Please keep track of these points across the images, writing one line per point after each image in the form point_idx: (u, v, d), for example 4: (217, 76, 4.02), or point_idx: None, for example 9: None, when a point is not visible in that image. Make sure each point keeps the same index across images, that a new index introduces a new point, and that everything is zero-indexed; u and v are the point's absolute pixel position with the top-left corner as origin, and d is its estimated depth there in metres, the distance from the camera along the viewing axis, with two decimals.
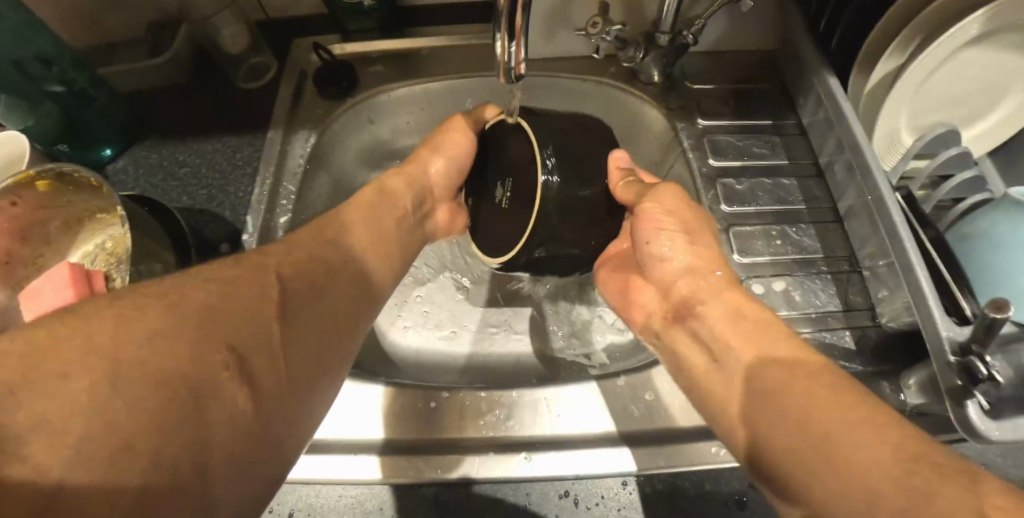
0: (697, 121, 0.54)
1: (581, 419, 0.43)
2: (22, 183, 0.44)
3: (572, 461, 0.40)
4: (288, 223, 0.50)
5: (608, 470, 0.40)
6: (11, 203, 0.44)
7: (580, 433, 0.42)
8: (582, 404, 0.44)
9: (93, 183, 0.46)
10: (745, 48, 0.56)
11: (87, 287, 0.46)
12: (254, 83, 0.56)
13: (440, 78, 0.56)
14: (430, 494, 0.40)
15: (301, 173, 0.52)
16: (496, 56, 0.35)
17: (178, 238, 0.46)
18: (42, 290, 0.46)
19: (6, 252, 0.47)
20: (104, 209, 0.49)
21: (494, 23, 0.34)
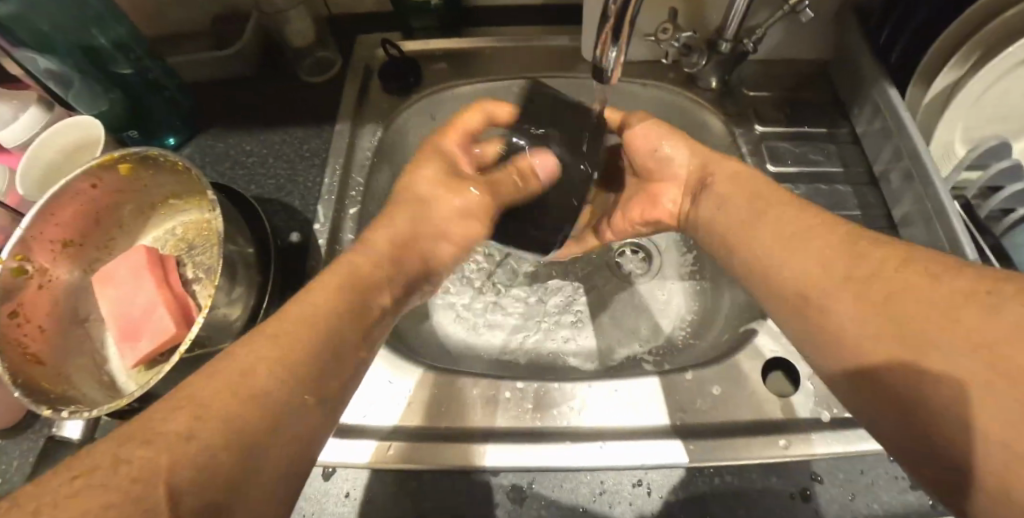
0: (754, 127, 0.55)
1: (631, 413, 0.44)
2: (105, 166, 0.45)
3: (628, 452, 0.41)
4: (357, 214, 0.50)
5: (655, 461, 0.41)
6: (92, 185, 0.45)
7: (629, 426, 0.43)
8: (635, 399, 0.45)
9: (173, 170, 0.47)
10: (799, 57, 0.58)
11: (162, 270, 0.47)
12: (319, 77, 0.57)
13: (503, 77, 0.57)
14: (508, 481, 0.41)
15: (369, 165, 0.52)
16: (597, 59, 0.38)
17: (254, 225, 0.46)
18: (118, 272, 0.47)
19: (81, 235, 0.48)
20: (178, 195, 0.50)
21: (598, 28, 0.36)
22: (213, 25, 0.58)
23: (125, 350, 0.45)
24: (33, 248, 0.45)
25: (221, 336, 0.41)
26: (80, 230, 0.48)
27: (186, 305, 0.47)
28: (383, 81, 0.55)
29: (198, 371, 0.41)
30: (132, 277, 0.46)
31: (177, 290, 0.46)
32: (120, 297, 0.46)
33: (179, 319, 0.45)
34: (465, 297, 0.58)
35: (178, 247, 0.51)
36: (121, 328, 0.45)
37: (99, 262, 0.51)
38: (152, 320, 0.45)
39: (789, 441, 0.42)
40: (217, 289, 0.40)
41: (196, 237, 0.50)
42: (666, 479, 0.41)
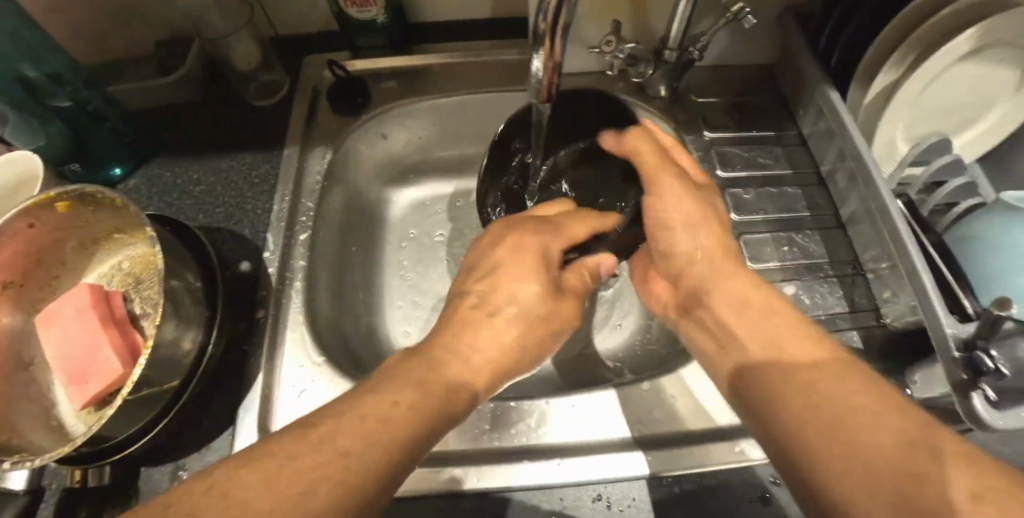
0: (703, 133, 0.56)
1: (599, 428, 0.44)
2: (40, 205, 0.43)
3: (593, 466, 0.42)
4: (309, 239, 0.50)
5: (622, 474, 0.41)
6: (29, 224, 0.44)
7: (593, 441, 0.44)
8: (603, 415, 0.45)
9: (115, 204, 0.46)
10: (746, 62, 0.59)
11: (108, 308, 0.46)
12: (268, 99, 0.56)
13: (453, 93, 0.56)
14: (467, 504, 0.41)
15: (320, 189, 0.52)
16: (534, 71, 0.37)
17: (203, 257, 0.46)
18: (61, 313, 0.46)
19: (22, 275, 0.47)
20: (121, 230, 0.49)
21: (534, 42, 0.35)
22: (157, 52, 0.57)
23: (71, 393, 0.44)
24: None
25: (168, 375, 0.40)
26: (18, 270, 0.47)
27: (134, 343, 0.45)
28: (333, 102, 0.55)
29: (144, 412, 0.40)
30: (75, 318, 0.45)
31: (123, 328, 0.45)
32: (63, 338, 0.45)
33: (125, 358, 0.44)
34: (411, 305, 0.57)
35: (125, 283, 0.50)
36: (65, 371, 0.44)
37: (42, 301, 0.49)
38: (97, 360, 0.44)
39: (745, 446, 0.42)
40: (161, 327, 0.39)
41: (143, 270, 0.49)
42: (639, 492, 0.41)
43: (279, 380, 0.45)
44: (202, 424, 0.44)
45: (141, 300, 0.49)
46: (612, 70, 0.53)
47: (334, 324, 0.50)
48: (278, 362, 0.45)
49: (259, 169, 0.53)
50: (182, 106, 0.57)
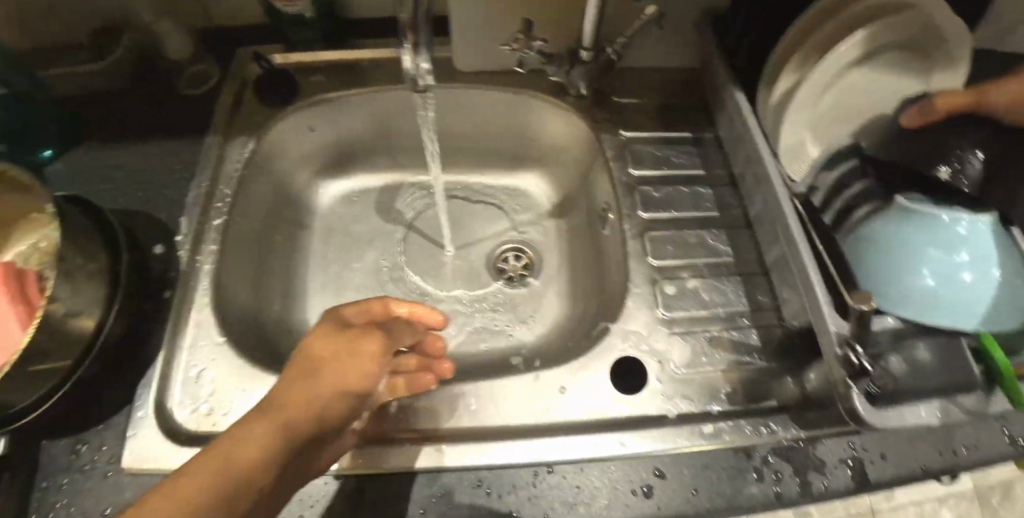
0: (619, 133, 0.56)
1: (557, 410, 0.45)
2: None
3: (495, 452, 0.43)
4: (224, 225, 0.51)
5: (579, 455, 0.43)
6: None
7: (557, 422, 0.45)
8: (596, 395, 0.46)
9: (24, 183, 0.46)
10: (669, 65, 0.60)
11: (14, 281, 0.47)
12: (197, 89, 0.58)
13: (377, 88, 0.57)
14: (348, 487, 0.41)
15: (238, 177, 0.53)
16: (406, 70, 0.38)
17: (109, 239, 0.46)
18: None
19: None
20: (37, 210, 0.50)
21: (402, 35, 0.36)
22: (90, 40, 0.58)
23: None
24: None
25: (61, 351, 0.41)
26: None
27: (35, 313, 0.47)
28: (258, 93, 0.56)
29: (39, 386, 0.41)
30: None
31: (30, 304, 0.47)
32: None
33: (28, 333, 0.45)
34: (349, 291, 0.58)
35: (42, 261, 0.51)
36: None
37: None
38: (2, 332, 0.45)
39: (628, 440, 0.44)
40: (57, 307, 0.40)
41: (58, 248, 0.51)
42: (541, 478, 0.42)
43: (182, 358, 0.46)
44: (104, 400, 0.46)
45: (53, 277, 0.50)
46: (527, 67, 0.54)
47: (248, 306, 0.52)
48: (182, 341, 0.46)
49: (182, 156, 0.54)
50: (114, 93, 0.58)
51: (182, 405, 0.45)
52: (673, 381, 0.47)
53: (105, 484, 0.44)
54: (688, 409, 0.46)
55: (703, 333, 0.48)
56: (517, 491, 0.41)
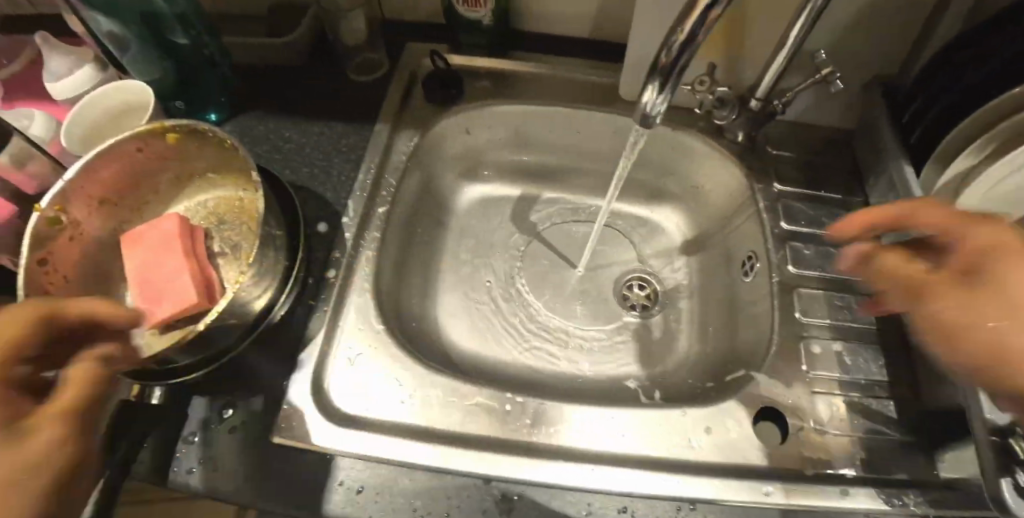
0: (774, 184, 0.56)
1: (699, 448, 0.45)
2: (154, 133, 0.47)
3: (640, 480, 0.43)
4: (386, 214, 0.52)
5: (721, 497, 0.43)
6: (139, 147, 0.48)
7: (699, 460, 0.45)
8: (737, 441, 0.46)
9: (219, 144, 0.48)
10: (825, 124, 0.61)
11: (190, 240, 0.49)
12: (366, 76, 0.59)
13: (539, 102, 0.59)
14: (498, 491, 0.42)
15: (403, 169, 0.54)
16: (642, 104, 0.41)
17: (289, 212, 0.48)
18: (147, 237, 0.48)
19: (119, 194, 0.51)
20: (215, 171, 0.52)
21: (648, 76, 0.40)
22: (272, 14, 0.60)
23: (143, 313, 0.46)
24: (70, 201, 0.47)
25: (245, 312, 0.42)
26: (117, 189, 0.50)
27: (210, 279, 0.48)
28: (427, 89, 0.58)
29: (217, 342, 0.42)
30: (162, 244, 0.47)
31: (206, 266, 0.48)
32: (148, 260, 0.47)
33: (202, 291, 0.46)
34: (480, 296, 0.59)
35: (207, 220, 0.53)
36: (141, 291, 0.46)
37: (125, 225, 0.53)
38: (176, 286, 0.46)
39: (773, 489, 0.44)
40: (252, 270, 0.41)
41: (225, 211, 0.52)
42: (684, 514, 0.43)
43: (339, 339, 0.47)
44: (259, 366, 0.47)
45: (217, 239, 0.52)
46: (700, 109, 0.55)
47: (394, 295, 0.53)
48: (339, 321, 0.48)
49: (348, 139, 0.56)
50: (286, 68, 0.60)
51: (339, 385, 0.46)
52: (813, 439, 0.47)
53: (249, 450, 0.44)
54: (826, 470, 0.46)
55: (844, 396, 0.49)
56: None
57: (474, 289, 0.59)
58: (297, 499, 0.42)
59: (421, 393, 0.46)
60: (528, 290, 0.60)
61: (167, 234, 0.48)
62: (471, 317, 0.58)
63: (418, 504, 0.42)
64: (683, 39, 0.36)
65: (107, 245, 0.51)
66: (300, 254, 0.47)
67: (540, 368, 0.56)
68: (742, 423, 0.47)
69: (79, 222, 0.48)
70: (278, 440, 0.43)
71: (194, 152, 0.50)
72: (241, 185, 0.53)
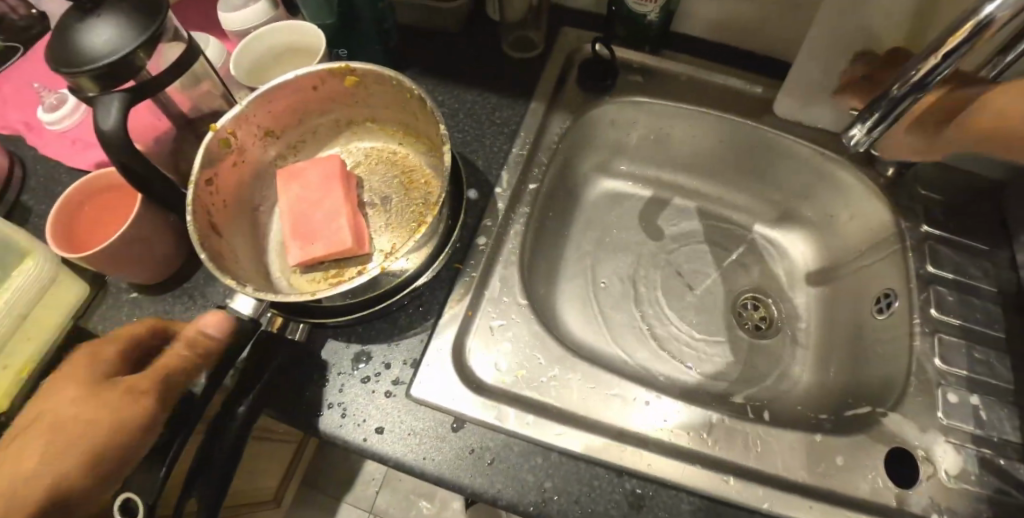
0: (923, 225, 0.55)
1: (825, 476, 0.45)
2: (335, 73, 0.48)
3: (771, 498, 0.42)
4: (536, 191, 0.52)
5: None
6: (313, 85, 0.49)
7: (823, 488, 0.44)
8: (862, 474, 0.45)
9: (392, 90, 0.49)
10: (977, 172, 0.59)
11: (347, 186, 0.48)
12: (522, 54, 0.59)
13: (691, 105, 0.58)
14: (628, 486, 0.42)
15: (554, 150, 0.54)
16: (847, 138, 0.44)
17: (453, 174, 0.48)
18: (306, 175, 0.48)
19: (281, 128, 0.51)
20: (374, 120, 0.54)
21: (863, 111, 0.41)
22: None
23: (292, 250, 0.46)
24: (240, 127, 0.47)
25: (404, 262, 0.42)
26: (280, 123, 0.51)
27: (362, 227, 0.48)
28: (583, 76, 0.58)
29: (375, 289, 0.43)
30: (323, 182, 0.47)
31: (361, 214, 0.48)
32: (305, 197, 0.47)
33: (355, 238, 0.46)
34: (599, 289, 0.59)
35: (359, 169, 0.54)
36: (295, 225, 0.47)
37: (274, 162, 0.53)
38: (329, 228, 0.47)
39: None
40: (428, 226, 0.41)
41: (378, 161, 0.54)
42: None
43: (481, 307, 0.47)
44: (398, 321, 0.47)
45: (368, 187, 0.52)
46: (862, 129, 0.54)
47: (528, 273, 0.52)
48: (482, 290, 0.48)
49: (501, 112, 0.55)
50: (444, 34, 0.60)
51: (479, 363, 0.46)
52: (942, 488, 0.45)
53: (385, 403, 0.43)
54: None
55: (977, 450, 0.47)
56: None
57: (596, 282, 0.59)
58: (426, 460, 0.41)
59: (561, 373, 0.46)
60: (648, 292, 0.60)
61: (327, 174, 0.48)
62: (590, 307, 0.58)
63: (547, 483, 0.41)
64: (912, 82, 0.37)
65: (257, 178, 0.52)
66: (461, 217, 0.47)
67: (653, 369, 0.56)
68: (873, 458, 0.46)
69: (241, 149, 0.49)
70: (414, 397, 0.43)
71: (366, 97, 0.51)
72: (397, 138, 0.54)
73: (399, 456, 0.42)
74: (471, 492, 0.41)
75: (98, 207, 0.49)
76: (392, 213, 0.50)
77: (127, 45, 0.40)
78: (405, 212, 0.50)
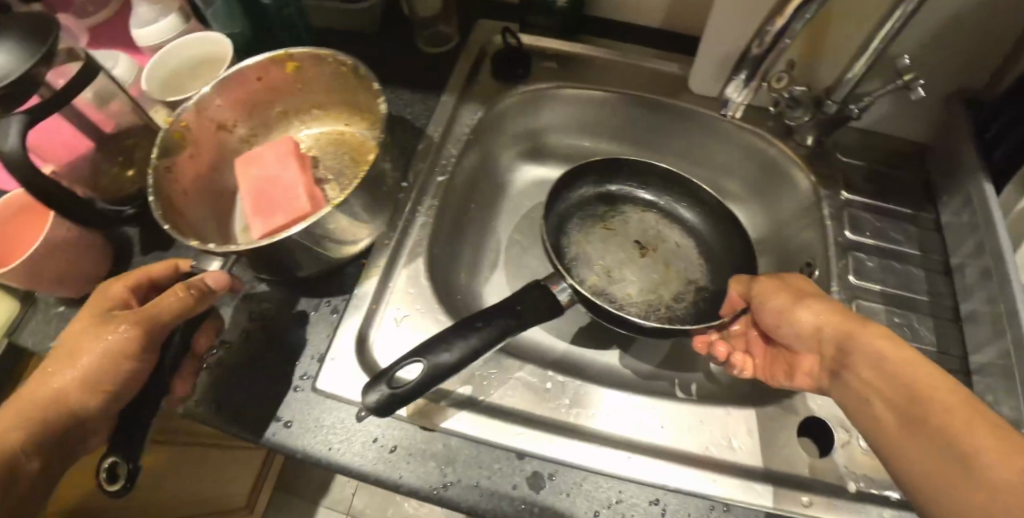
0: (842, 192, 0.55)
1: (735, 449, 0.45)
2: (276, 60, 0.48)
3: (675, 474, 0.42)
4: (444, 183, 0.53)
5: (753, 502, 0.42)
6: (258, 76, 0.49)
7: (733, 460, 0.44)
8: (774, 443, 0.45)
9: (342, 72, 0.49)
10: (899, 136, 0.58)
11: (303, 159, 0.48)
12: (436, 48, 0.59)
13: (602, 88, 0.58)
14: (529, 467, 0.42)
15: (465, 141, 0.55)
16: (729, 95, 0.42)
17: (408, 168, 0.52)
18: (263, 156, 0.47)
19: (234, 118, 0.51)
20: (321, 107, 0.53)
21: (740, 65, 0.40)
22: None
23: (256, 224, 0.44)
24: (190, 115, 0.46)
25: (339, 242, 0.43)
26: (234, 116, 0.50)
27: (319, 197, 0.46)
28: (496, 65, 0.58)
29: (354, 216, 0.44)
30: (278, 162, 0.47)
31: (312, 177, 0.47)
32: (263, 177, 0.46)
33: (315, 200, 0.45)
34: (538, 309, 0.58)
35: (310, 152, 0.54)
36: (254, 204, 0.45)
37: (237, 150, 0.53)
38: (290, 200, 0.45)
39: (811, 500, 0.43)
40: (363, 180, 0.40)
41: (328, 143, 0.53)
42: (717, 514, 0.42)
43: (387, 299, 0.48)
44: (305, 321, 0.48)
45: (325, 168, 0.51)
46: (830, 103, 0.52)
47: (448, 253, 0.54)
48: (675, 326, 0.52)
49: (413, 108, 0.56)
50: (356, 34, 0.61)
51: (390, 317, 0.47)
52: (855, 454, 0.45)
53: (292, 398, 0.44)
54: (868, 489, 0.43)
55: None
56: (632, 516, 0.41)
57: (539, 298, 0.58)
58: (330, 451, 0.42)
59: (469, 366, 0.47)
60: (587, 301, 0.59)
61: (280, 154, 0.47)
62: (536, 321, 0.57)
63: (447, 468, 0.42)
64: (771, 37, 0.37)
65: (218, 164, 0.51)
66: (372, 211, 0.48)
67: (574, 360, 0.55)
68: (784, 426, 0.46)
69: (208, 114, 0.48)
70: (317, 389, 0.44)
71: (306, 82, 0.51)
72: (342, 122, 0.54)
73: (308, 450, 0.42)
74: (373, 479, 0.41)
75: (23, 228, 0.51)
76: (593, 240, 0.57)
77: (20, 66, 0.41)
78: (610, 240, 0.58)
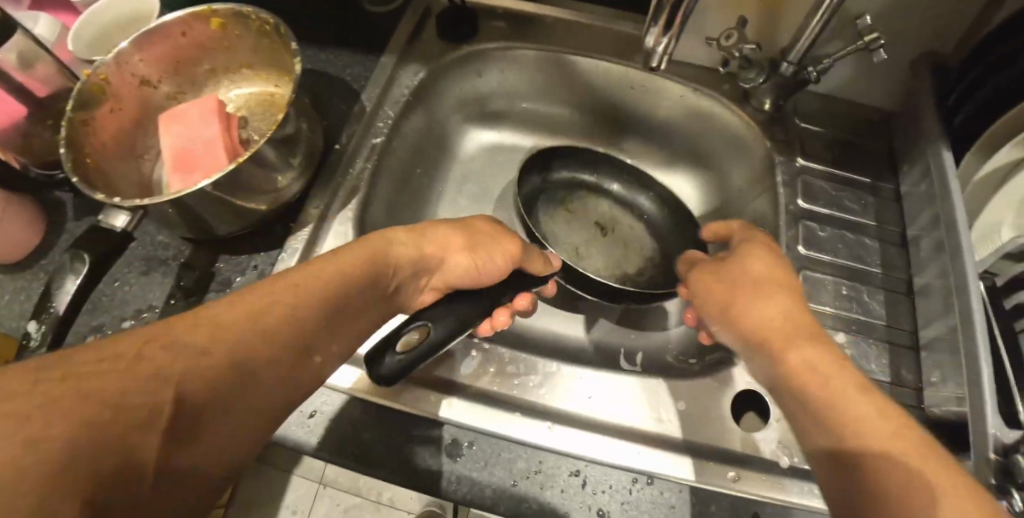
0: (797, 158, 0.53)
1: (663, 421, 0.44)
2: (199, 16, 0.48)
3: (598, 444, 0.41)
4: (380, 146, 0.51)
5: (676, 476, 0.41)
6: (182, 31, 0.49)
7: (660, 433, 0.43)
8: (705, 415, 0.44)
9: (264, 28, 0.49)
10: (863, 102, 0.56)
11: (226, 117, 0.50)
12: (380, 7, 0.57)
13: (550, 48, 0.56)
14: (448, 436, 0.41)
15: (404, 103, 0.53)
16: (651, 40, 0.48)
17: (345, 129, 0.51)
18: (188, 113, 0.50)
19: (160, 74, 0.52)
20: (251, 66, 0.54)
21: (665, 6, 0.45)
22: None
23: (176, 181, 0.48)
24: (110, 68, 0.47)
25: (258, 198, 0.44)
26: (157, 72, 0.51)
27: (239, 154, 0.49)
28: (440, 24, 0.55)
29: (270, 179, 0.44)
30: (200, 119, 0.49)
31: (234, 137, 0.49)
32: (186, 134, 0.49)
33: (231, 158, 0.48)
34: None
35: (240, 112, 0.55)
36: (175, 159, 0.48)
37: (164, 107, 0.54)
38: (208, 157, 0.48)
39: (739, 475, 0.41)
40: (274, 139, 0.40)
41: (258, 105, 0.54)
42: (639, 486, 0.41)
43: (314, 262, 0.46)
44: (232, 286, 0.47)
45: (251, 127, 0.53)
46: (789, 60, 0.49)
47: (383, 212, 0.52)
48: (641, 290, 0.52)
49: (353, 69, 0.54)
50: None
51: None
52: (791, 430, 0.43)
53: None
54: (801, 464, 0.42)
55: None
56: (549, 485, 0.40)
57: None
58: None
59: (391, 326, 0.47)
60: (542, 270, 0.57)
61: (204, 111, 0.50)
62: None
63: (366, 435, 0.42)
64: None
65: (146, 122, 0.53)
66: (299, 174, 0.47)
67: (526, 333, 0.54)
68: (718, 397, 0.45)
69: (132, 66, 0.49)
70: None
71: (234, 40, 0.51)
72: (273, 81, 0.55)
73: None
74: (290, 445, 0.41)
75: None
76: (558, 222, 0.56)
77: None
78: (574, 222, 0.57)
